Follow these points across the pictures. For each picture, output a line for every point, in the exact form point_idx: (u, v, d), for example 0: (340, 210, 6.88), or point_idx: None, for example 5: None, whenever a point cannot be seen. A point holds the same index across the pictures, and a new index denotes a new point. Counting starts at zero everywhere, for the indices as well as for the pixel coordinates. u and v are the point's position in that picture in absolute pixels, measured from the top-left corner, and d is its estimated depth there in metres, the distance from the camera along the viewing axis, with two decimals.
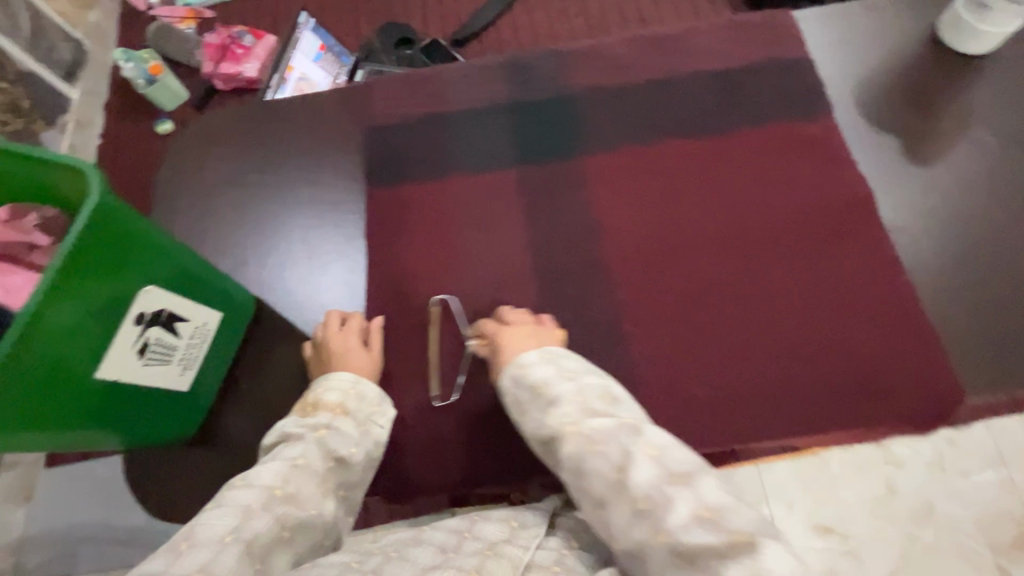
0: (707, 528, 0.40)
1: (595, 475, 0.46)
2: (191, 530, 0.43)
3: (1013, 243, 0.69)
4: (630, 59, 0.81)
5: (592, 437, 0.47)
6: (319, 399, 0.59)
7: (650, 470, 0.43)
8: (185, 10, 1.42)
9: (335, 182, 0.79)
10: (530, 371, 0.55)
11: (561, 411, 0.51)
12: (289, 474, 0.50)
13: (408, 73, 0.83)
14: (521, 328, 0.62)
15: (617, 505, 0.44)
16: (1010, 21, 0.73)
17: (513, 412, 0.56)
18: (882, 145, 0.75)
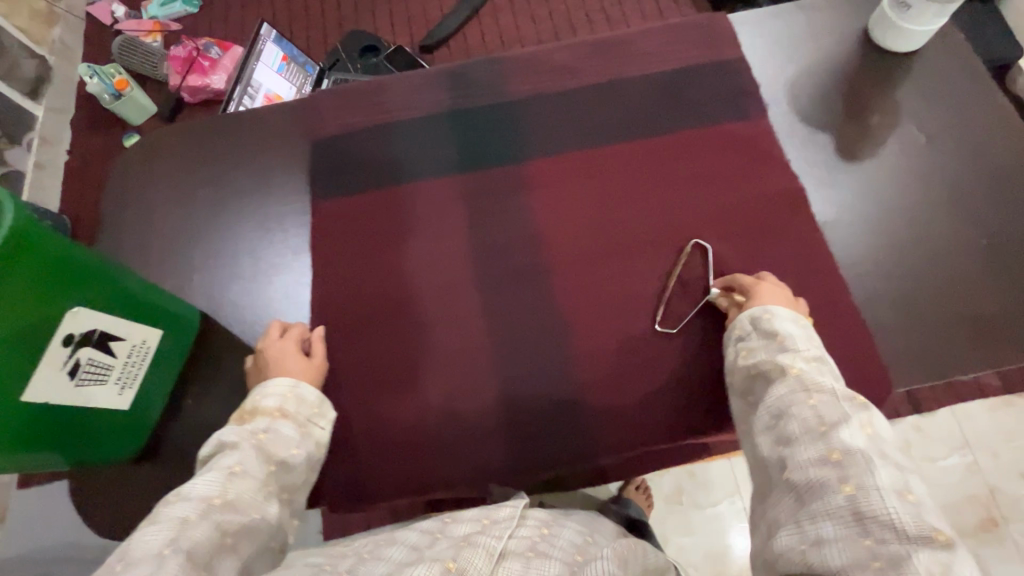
0: (907, 509, 0.38)
1: (797, 417, 0.46)
2: (126, 549, 0.40)
3: (940, 234, 0.71)
4: (571, 64, 0.83)
5: (815, 388, 0.47)
6: (257, 406, 0.59)
7: (862, 438, 0.42)
8: (152, 24, 1.63)
9: (280, 193, 0.80)
10: (776, 320, 0.56)
11: (791, 361, 0.52)
12: (228, 481, 0.48)
13: (353, 84, 0.84)
14: (777, 288, 0.62)
15: (811, 445, 0.44)
16: (931, 21, 0.75)
17: (738, 349, 0.58)
18: (813, 143, 0.78)
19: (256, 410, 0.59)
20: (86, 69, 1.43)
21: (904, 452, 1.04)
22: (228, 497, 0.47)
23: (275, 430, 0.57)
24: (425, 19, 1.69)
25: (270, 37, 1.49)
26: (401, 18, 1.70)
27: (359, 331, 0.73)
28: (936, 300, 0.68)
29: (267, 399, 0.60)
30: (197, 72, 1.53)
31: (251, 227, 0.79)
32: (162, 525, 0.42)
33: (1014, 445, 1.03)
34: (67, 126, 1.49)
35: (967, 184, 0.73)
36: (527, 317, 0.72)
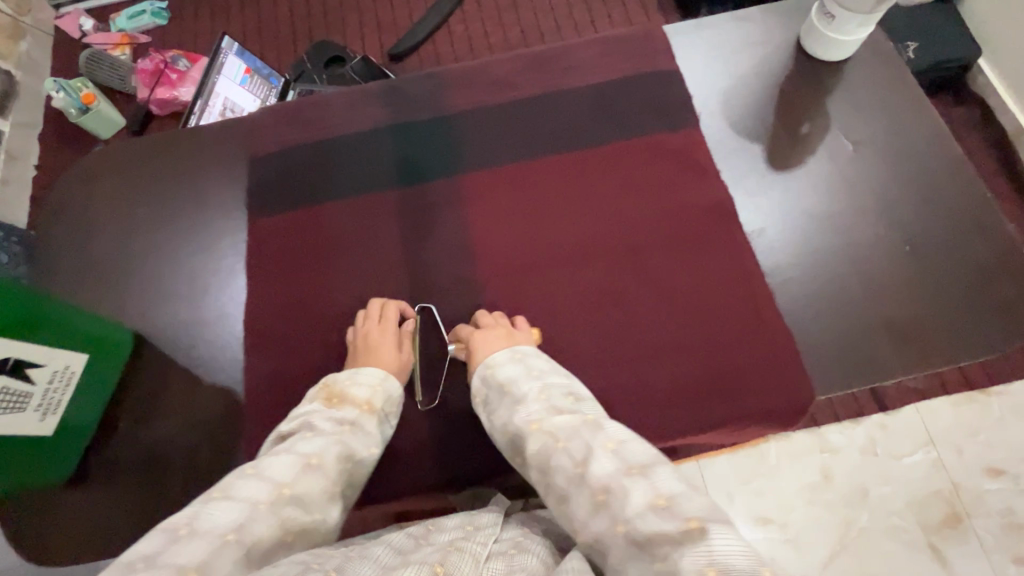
0: (662, 515, 0.40)
1: (557, 469, 0.47)
2: (194, 518, 0.41)
3: (864, 241, 0.72)
4: (508, 76, 0.84)
5: (556, 433, 0.49)
6: (347, 393, 0.61)
7: (608, 463, 0.45)
8: (121, 38, 1.64)
9: (218, 211, 0.80)
10: (499, 371, 0.60)
11: (527, 409, 0.54)
12: (302, 472, 0.50)
13: (291, 101, 0.84)
14: (494, 330, 0.66)
15: (578, 496, 0.45)
16: (854, 32, 0.76)
17: (485, 414, 0.59)
18: (744, 152, 0.79)
19: (346, 398, 0.61)
20: (52, 83, 1.42)
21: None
22: (297, 490, 0.48)
23: (357, 428, 0.58)
24: (393, 28, 1.69)
25: (232, 50, 1.46)
26: (368, 27, 1.70)
27: (291, 348, 0.72)
28: (860, 307, 0.69)
29: (357, 391, 0.61)
30: (165, 85, 1.54)
31: (188, 245, 0.79)
32: (236, 502, 0.44)
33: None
34: (35, 140, 1.50)
35: (894, 191, 0.74)
36: (460, 331, 0.72)
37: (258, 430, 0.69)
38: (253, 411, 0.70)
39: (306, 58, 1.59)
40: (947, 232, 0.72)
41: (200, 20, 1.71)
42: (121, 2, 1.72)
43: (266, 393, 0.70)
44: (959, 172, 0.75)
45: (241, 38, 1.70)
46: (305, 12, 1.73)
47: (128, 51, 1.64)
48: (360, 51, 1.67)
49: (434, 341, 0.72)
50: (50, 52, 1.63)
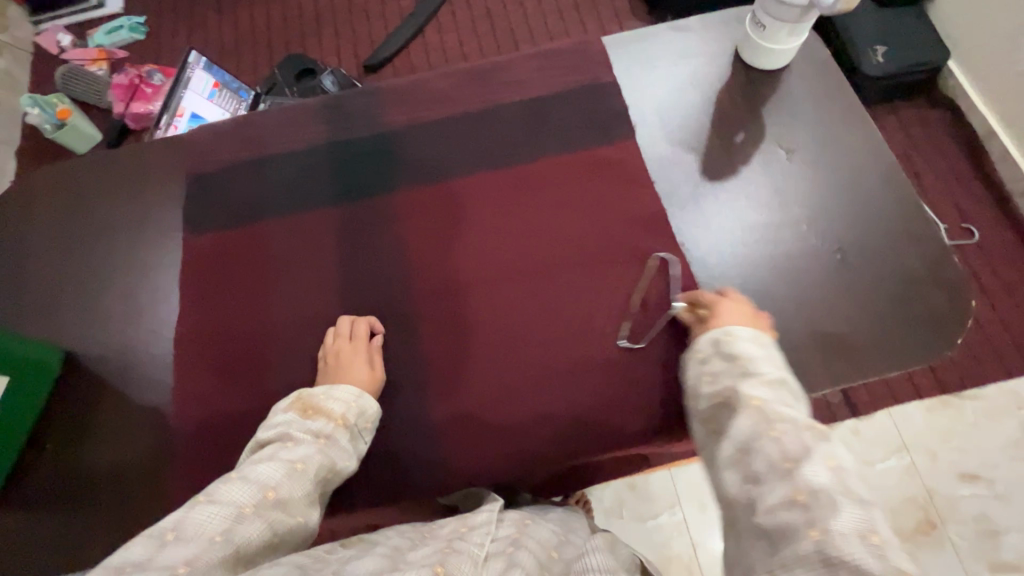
0: (870, 551, 0.39)
1: (760, 454, 0.47)
2: (181, 522, 0.45)
3: (795, 250, 0.72)
4: (446, 90, 0.84)
5: (776, 420, 0.48)
6: (322, 406, 0.61)
7: (825, 475, 0.44)
8: (98, 52, 1.65)
9: (154, 227, 0.80)
10: (738, 343, 0.57)
11: (757, 387, 0.52)
12: (282, 478, 0.52)
13: (231, 119, 0.84)
14: (738, 305, 0.63)
15: (775, 487, 0.44)
16: (786, 41, 0.77)
17: (699, 372, 0.59)
18: (680, 164, 0.78)
19: (321, 410, 0.60)
20: (26, 100, 1.43)
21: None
22: (279, 495, 0.51)
23: (335, 438, 0.59)
24: (368, 41, 1.70)
25: (199, 65, 1.45)
26: (344, 40, 1.70)
27: (219, 366, 0.72)
28: (790, 318, 0.68)
29: (334, 403, 0.61)
30: (141, 99, 1.54)
31: (125, 262, 0.79)
32: (220, 506, 0.47)
33: (949, 447, 1.21)
34: (12, 156, 1.51)
35: (828, 201, 0.74)
36: (389, 346, 0.71)
37: (183, 447, 0.68)
38: (178, 432, 0.69)
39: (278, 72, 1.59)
40: (878, 241, 0.71)
41: (178, 35, 1.72)
42: (100, 18, 1.73)
43: (189, 414, 0.69)
44: (895, 181, 0.74)
45: (218, 52, 1.71)
46: (281, 26, 1.74)
47: (104, 66, 1.64)
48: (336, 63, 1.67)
49: None
50: (28, 67, 1.64)
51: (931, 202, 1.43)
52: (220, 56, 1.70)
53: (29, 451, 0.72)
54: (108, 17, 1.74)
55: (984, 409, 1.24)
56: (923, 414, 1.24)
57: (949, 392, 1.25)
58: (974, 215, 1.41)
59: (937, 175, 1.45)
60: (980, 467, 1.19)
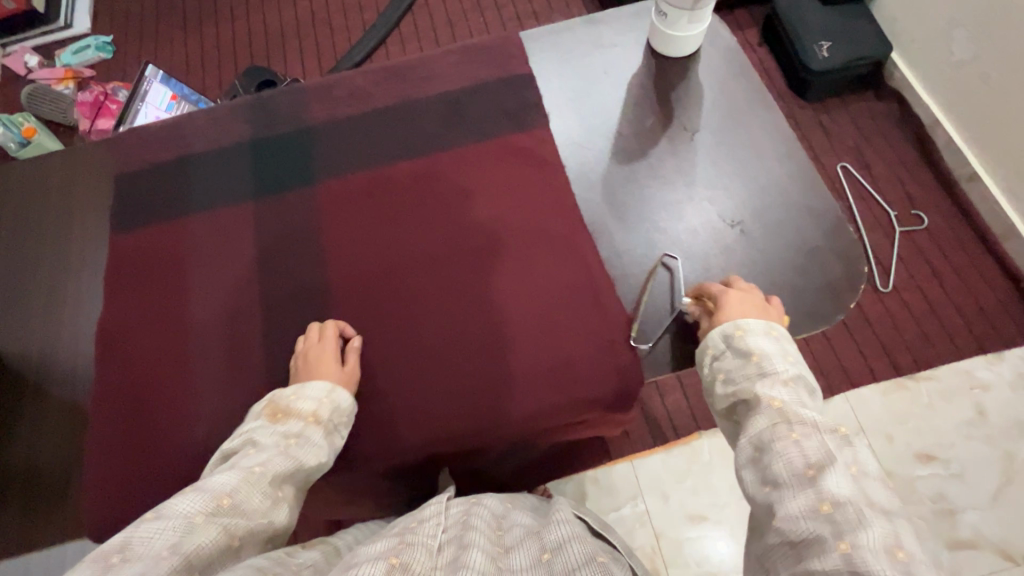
0: (894, 565, 0.41)
1: (779, 458, 0.49)
2: (125, 544, 0.44)
3: (701, 227, 0.74)
4: (369, 88, 0.86)
5: (796, 423, 0.50)
6: (291, 407, 0.62)
7: (845, 483, 0.46)
8: (64, 71, 1.66)
9: (79, 229, 0.82)
10: (749, 339, 0.58)
11: (771, 389, 0.54)
12: (240, 484, 0.52)
13: (157, 123, 0.86)
14: (748, 297, 0.64)
15: (797, 493, 0.46)
16: (688, 28, 0.80)
17: (713, 370, 0.60)
18: (592, 149, 0.81)
19: (290, 411, 0.62)
20: None
21: None
22: (235, 501, 0.51)
23: (304, 438, 0.60)
24: (333, 53, 1.73)
25: (157, 78, 1.45)
26: (308, 53, 1.73)
27: (137, 354, 0.73)
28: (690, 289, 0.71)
29: (303, 403, 0.62)
30: (106, 116, 1.56)
31: (54, 261, 0.81)
32: (169, 520, 0.47)
33: (905, 429, 1.22)
34: None
35: (731, 180, 0.77)
36: (302, 332, 0.73)
37: (95, 435, 0.70)
38: (94, 422, 0.70)
39: (238, 83, 1.54)
40: (780, 215, 0.74)
41: (142, 52, 1.75)
42: (66, 38, 1.76)
43: (102, 405, 0.70)
44: (795, 161, 0.77)
45: (182, 67, 1.73)
46: (245, 39, 1.76)
47: (71, 84, 1.65)
48: (300, 75, 1.70)
49: (278, 343, 0.72)
50: None
51: (879, 190, 1.45)
52: (183, 71, 1.72)
53: None
54: (75, 37, 1.77)
55: (936, 389, 1.26)
56: (878, 398, 1.26)
57: (903, 373, 1.28)
58: (922, 201, 1.43)
59: (884, 163, 1.48)
60: (936, 447, 1.20)
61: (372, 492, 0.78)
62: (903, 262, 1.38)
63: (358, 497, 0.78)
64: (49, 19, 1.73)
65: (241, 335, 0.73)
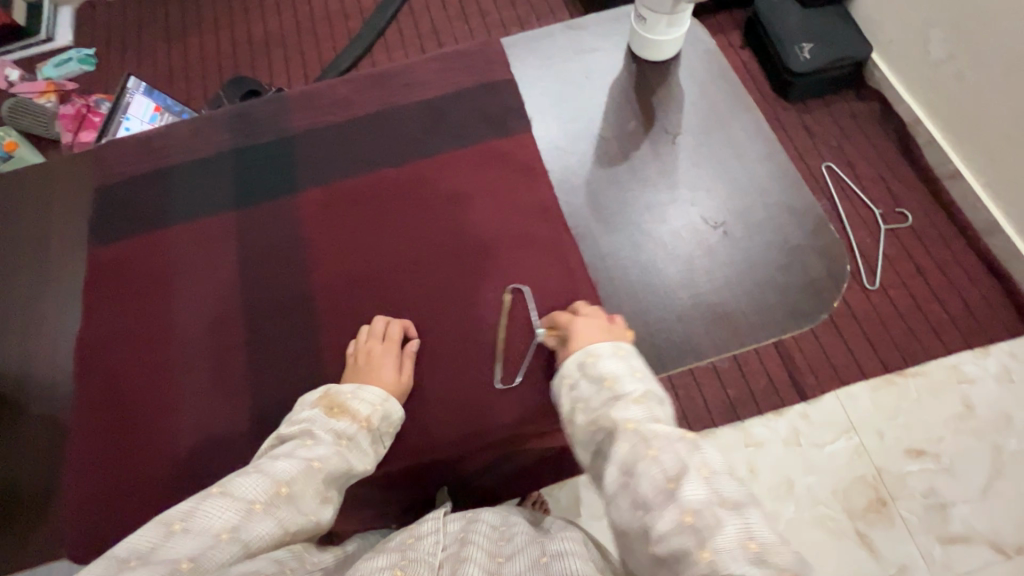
0: (754, 561, 0.42)
1: (644, 480, 0.49)
2: (192, 514, 0.46)
3: (684, 228, 0.74)
4: (350, 96, 0.86)
5: (652, 439, 0.51)
6: (349, 405, 0.62)
7: (701, 489, 0.47)
8: (46, 85, 1.63)
9: (59, 242, 0.81)
10: (601, 363, 0.60)
11: (624, 411, 0.55)
12: (299, 476, 0.52)
13: (136, 135, 0.86)
14: (595, 322, 0.65)
15: (664, 511, 0.47)
16: (667, 32, 0.81)
17: (572, 400, 0.60)
18: (575, 153, 0.81)
19: (347, 410, 0.61)
20: None
21: (795, 441, 1.22)
22: (292, 493, 0.51)
23: (356, 440, 0.59)
24: (318, 62, 1.72)
25: (140, 90, 1.43)
26: (293, 63, 1.72)
27: (115, 367, 0.72)
28: (673, 291, 0.71)
29: (361, 404, 0.62)
30: (89, 129, 1.54)
31: (33, 276, 0.80)
32: (232, 500, 0.48)
33: (895, 425, 1.23)
34: None
35: (712, 181, 0.77)
36: (285, 342, 0.72)
37: (73, 449, 0.69)
38: (74, 437, 0.69)
39: (223, 93, 1.54)
40: (761, 215, 0.75)
41: (126, 63, 1.74)
42: (48, 52, 1.75)
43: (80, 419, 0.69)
44: (775, 161, 0.78)
45: (165, 78, 1.72)
46: (229, 50, 1.75)
47: (53, 97, 1.62)
48: (285, 84, 1.70)
49: (261, 354, 0.71)
50: None
51: (862, 188, 1.47)
52: (167, 82, 1.72)
53: None
54: (57, 50, 1.76)
55: (925, 385, 1.27)
56: (867, 394, 1.26)
57: (892, 370, 1.29)
58: (905, 199, 1.45)
59: (867, 162, 1.50)
60: (925, 443, 1.21)
61: (361, 503, 0.77)
62: (888, 260, 1.40)
63: (347, 509, 0.78)
64: (32, 31, 1.71)
65: (223, 346, 0.72)
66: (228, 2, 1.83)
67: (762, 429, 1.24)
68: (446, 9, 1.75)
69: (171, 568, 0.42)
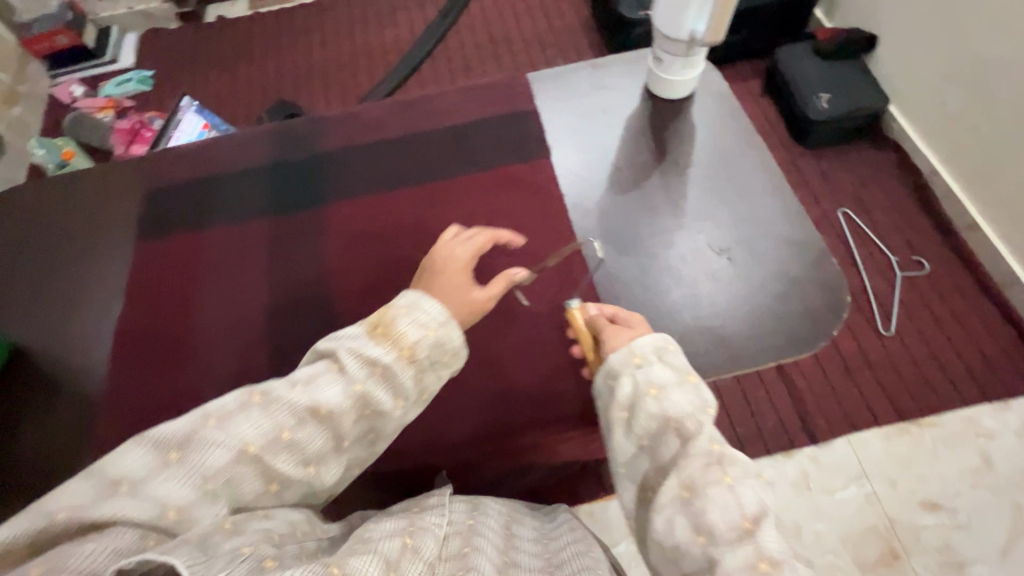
0: None
1: (718, 508, 0.52)
2: (185, 448, 0.50)
3: (690, 255, 0.78)
4: (384, 119, 0.93)
5: (733, 471, 0.54)
6: (394, 328, 0.59)
7: (776, 538, 0.50)
8: (106, 101, 1.77)
9: (108, 235, 0.88)
10: (681, 357, 0.63)
11: (698, 428, 0.58)
12: (303, 420, 0.54)
13: (188, 145, 0.94)
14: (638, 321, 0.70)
15: (740, 548, 0.49)
16: (681, 73, 0.87)
17: (644, 381, 0.61)
18: (590, 180, 0.86)
19: (391, 334, 0.59)
20: (36, 142, 1.55)
21: (803, 484, 1.21)
22: (294, 437, 0.54)
23: (392, 371, 0.57)
24: (355, 91, 1.84)
25: (191, 109, 1.55)
26: (332, 91, 1.85)
27: (153, 342, 0.78)
28: (676, 312, 0.74)
29: (408, 330, 0.59)
30: (140, 142, 1.66)
31: (81, 266, 0.87)
32: (230, 438, 0.51)
33: (909, 475, 1.20)
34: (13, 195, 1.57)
35: (718, 213, 0.81)
36: (306, 340, 0.76)
37: (106, 421, 0.74)
38: (105, 408, 0.75)
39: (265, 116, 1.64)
40: (766, 248, 0.78)
41: (180, 86, 1.88)
42: (111, 73, 1.91)
43: (121, 389, 0.75)
44: (780, 197, 0.82)
45: (213, 99, 1.85)
46: (274, 77, 1.89)
47: (112, 113, 1.76)
48: (323, 110, 1.81)
49: (285, 350, 0.76)
50: (41, 116, 1.76)
51: (877, 234, 1.49)
52: (216, 103, 1.85)
53: None
54: (119, 71, 1.91)
55: (941, 435, 1.25)
56: (880, 441, 1.25)
57: (906, 419, 1.27)
58: (922, 247, 1.46)
59: (882, 210, 1.52)
60: (941, 496, 1.18)
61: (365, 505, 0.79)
62: (904, 306, 1.39)
63: None
64: (98, 53, 1.88)
65: (248, 340, 0.77)
66: (277, 34, 1.98)
67: (771, 470, 1.23)
68: (479, 47, 1.87)
69: (158, 512, 0.47)
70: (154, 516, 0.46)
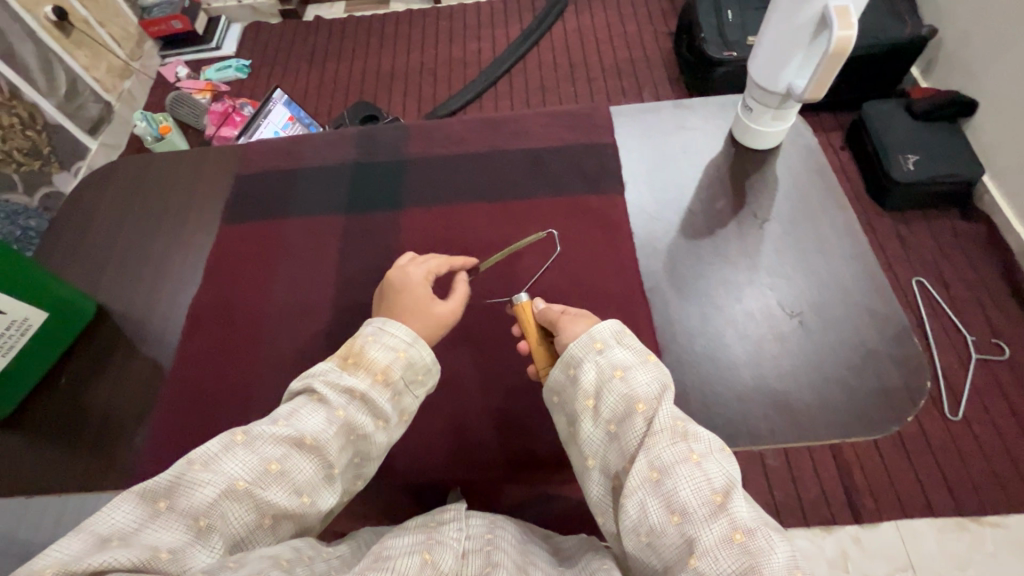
0: None
1: (687, 484, 0.51)
2: (171, 493, 0.49)
3: (758, 311, 0.75)
4: (464, 133, 0.96)
5: (698, 445, 0.53)
6: (366, 354, 0.61)
7: (748, 510, 0.50)
8: (205, 84, 1.90)
9: (197, 214, 0.94)
10: (636, 340, 0.61)
11: (660, 405, 0.55)
12: (289, 451, 0.54)
13: (279, 138, 1.00)
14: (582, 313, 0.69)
15: (716, 526, 0.49)
16: (770, 124, 0.85)
17: (604, 366, 0.59)
18: (661, 221, 0.84)
19: (363, 361, 0.61)
20: (139, 115, 1.66)
21: (841, 565, 1.14)
22: (284, 467, 0.53)
23: (370, 396, 0.59)
24: (432, 100, 1.91)
25: (280, 101, 1.62)
26: (410, 97, 1.91)
27: (190, 348, 0.81)
28: (736, 368, 0.71)
29: (379, 354, 0.61)
30: (230, 126, 1.77)
31: (168, 239, 0.93)
32: (215, 476, 0.50)
33: None
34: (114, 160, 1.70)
35: (793, 271, 0.78)
36: None
37: (156, 415, 0.76)
38: (156, 405, 0.77)
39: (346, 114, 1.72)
40: (839, 314, 0.74)
41: (273, 77, 2.00)
42: (214, 58, 2.05)
43: (163, 394, 0.77)
44: (861, 263, 0.78)
45: (301, 93, 1.96)
46: (358, 77, 1.98)
47: (208, 96, 1.88)
48: (399, 114, 1.88)
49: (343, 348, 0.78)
50: (148, 91, 1.91)
51: (956, 311, 1.39)
52: (302, 97, 1.95)
53: (40, 387, 0.82)
54: (221, 57, 2.05)
55: (1005, 539, 1.14)
56: (933, 534, 1.15)
57: (966, 514, 1.16)
58: (1006, 331, 1.35)
59: (964, 285, 1.42)
60: None
61: None
62: (978, 392, 1.29)
63: None
64: (206, 40, 2.03)
65: (309, 333, 0.80)
66: (368, 37, 2.08)
67: (807, 543, 1.16)
68: (557, 70, 1.89)
69: (150, 554, 0.45)
70: (147, 559, 0.44)
